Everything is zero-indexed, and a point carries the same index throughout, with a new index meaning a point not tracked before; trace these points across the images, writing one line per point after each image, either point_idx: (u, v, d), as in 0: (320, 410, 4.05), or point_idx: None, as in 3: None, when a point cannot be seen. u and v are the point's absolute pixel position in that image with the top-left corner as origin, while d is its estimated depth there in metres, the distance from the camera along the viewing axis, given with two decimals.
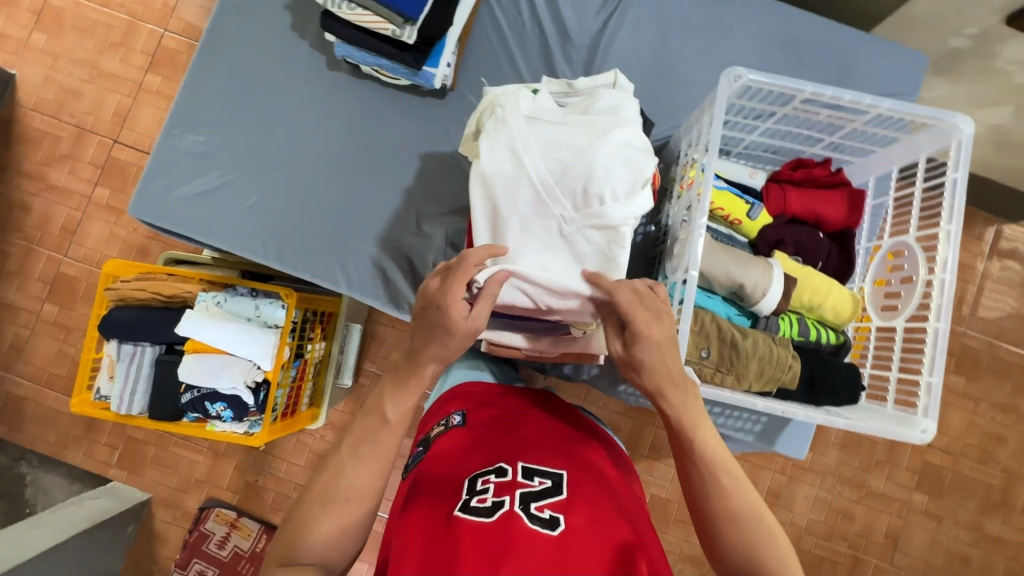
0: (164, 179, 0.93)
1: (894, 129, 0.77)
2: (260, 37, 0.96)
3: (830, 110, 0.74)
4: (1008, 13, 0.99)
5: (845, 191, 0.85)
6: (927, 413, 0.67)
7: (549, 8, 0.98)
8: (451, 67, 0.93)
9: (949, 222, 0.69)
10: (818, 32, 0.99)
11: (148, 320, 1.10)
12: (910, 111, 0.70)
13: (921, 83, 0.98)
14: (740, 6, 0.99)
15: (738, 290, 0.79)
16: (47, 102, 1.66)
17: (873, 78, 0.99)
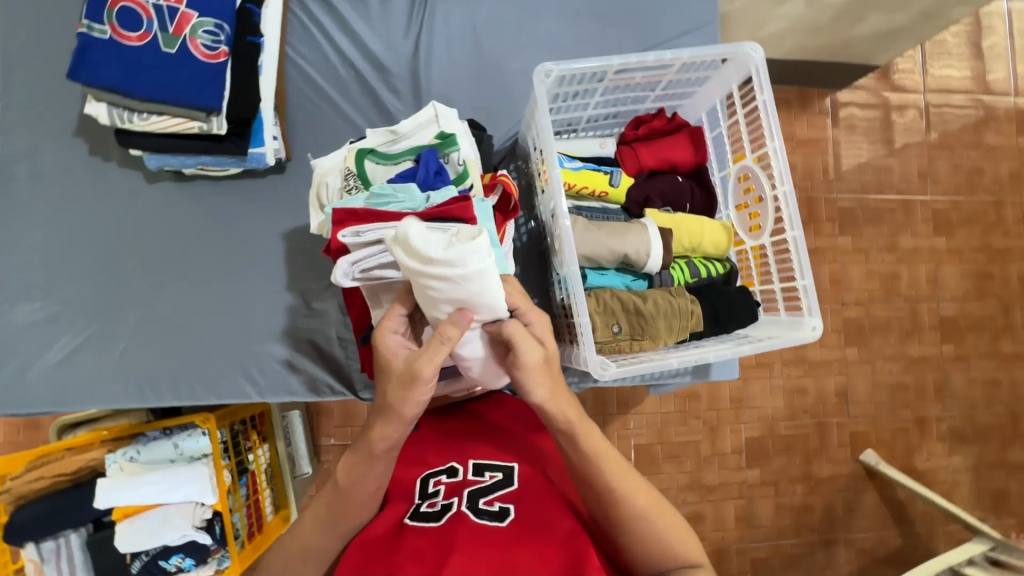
0: (13, 362, 0.83)
1: (704, 70, 0.82)
2: (60, 176, 0.87)
3: (644, 71, 0.78)
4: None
5: (685, 132, 0.90)
6: (812, 312, 0.73)
7: (355, 47, 0.95)
8: (279, 139, 0.89)
9: (772, 139, 0.75)
10: None
11: (61, 506, 0.99)
12: (707, 52, 0.75)
13: (718, 7, 1.05)
14: None
15: (625, 259, 0.83)
16: None
17: (677, 16, 1.04)
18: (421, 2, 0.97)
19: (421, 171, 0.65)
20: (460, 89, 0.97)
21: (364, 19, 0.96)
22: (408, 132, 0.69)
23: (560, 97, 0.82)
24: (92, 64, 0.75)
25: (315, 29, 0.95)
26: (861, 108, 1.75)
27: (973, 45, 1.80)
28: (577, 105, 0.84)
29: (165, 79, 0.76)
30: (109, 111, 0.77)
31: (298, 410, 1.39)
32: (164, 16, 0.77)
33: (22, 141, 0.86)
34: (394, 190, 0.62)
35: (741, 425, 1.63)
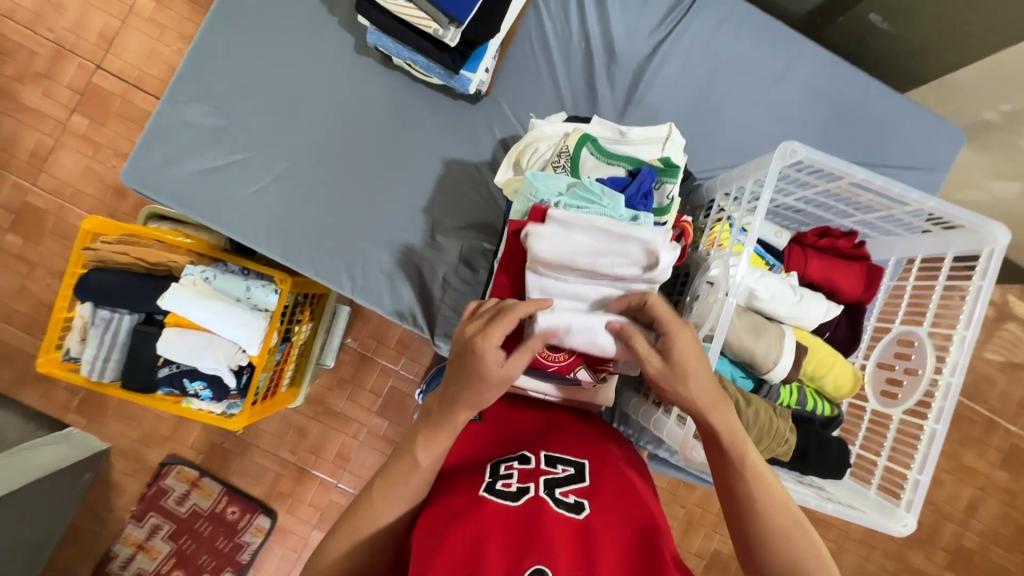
0: (165, 149, 0.86)
1: (927, 221, 0.77)
2: (286, 5, 0.88)
3: (874, 195, 0.73)
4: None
5: (863, 266, 0.85)
6: (910, 508, 0.68)
7: (599, 20, 0.92)
8: (489, 73, 0.88)
9: (965, 327, 0.70)
10: (864, 91, 0.97)
11: (128, 286, 1.03)
12: (950, 211, 0.70)
13: (954, 161, 0.98)
14: (791, 52, 0.96)
15: (748, 358, 0.79)
16: (24, 11, 1.52)
17: (911, 150, 0.98)
18: (679, 12, 0.94)
19: (632, 186, 0.64)
20: (671, 112, 0.93)
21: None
22: (637, 142, 0.69)
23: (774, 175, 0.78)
24: None
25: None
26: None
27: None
28: (784, 189, 0.81)
29: None
30: None
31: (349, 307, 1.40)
32: None
33: None
34: (602, 193, 0.63)
35: None
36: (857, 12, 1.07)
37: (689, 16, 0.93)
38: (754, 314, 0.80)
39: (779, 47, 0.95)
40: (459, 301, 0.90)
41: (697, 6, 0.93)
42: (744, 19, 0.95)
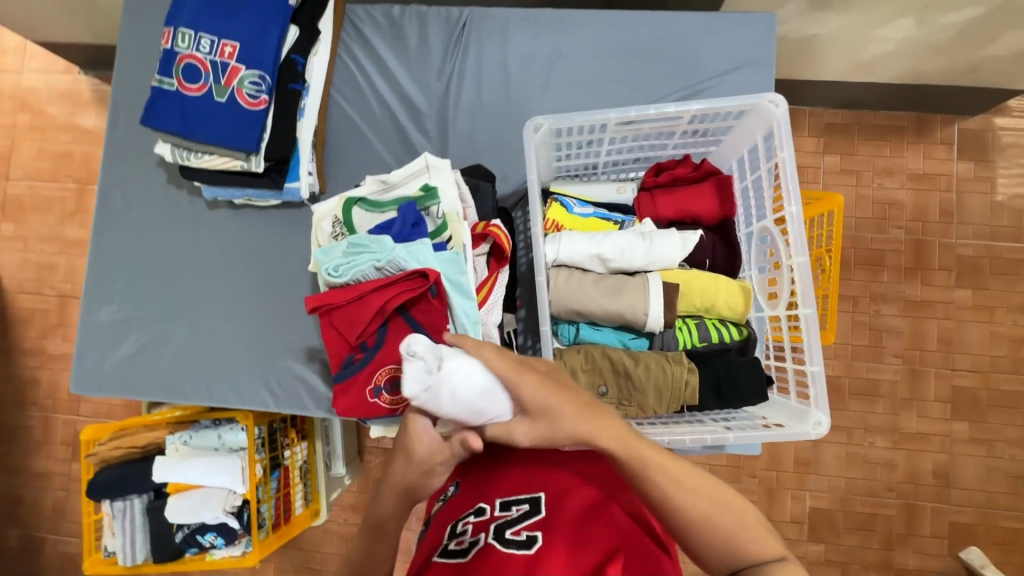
0: (93, 354, 1.00)
1: (725, 119, 0.76)
2: (143, 200, 1.03)
3: (647, 123, 0.75)
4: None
5: (712, 182, 0.83)
6: (819, 407, 0.65)
7: (392, 87, 1.01)
8: (314, 175, 0.97)
9: (791, 204, 0.68)
10: (656, 25, 0.98)
11: (130, 474, 1.18)
12: (719, 105, 0.70)
13: (774, 43, 0.96)
14: (572, 26, 0.99)
15: (620, 319, 0.78)
16: (28, 282, 1.82)
17: (726, 53, 0.96)
18: (457, 44, 1.00)
19: (397, 224, 0.73)
20: (484, 132, 0.98)
21: (402, 62, 1.01)
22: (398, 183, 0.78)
23: (569, 146, 0.82)
24: (160, 112, 0.87)
25: (358, 73, 1.01)
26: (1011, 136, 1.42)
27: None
28: (589, 152, 0.84)
29: (214, 125, 0.86)
30: (172, 151, 0.90)
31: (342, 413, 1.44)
32: (217, 69, 0.86)
33: (120, 168, 1.03)
34: (368, 241, 0.70)
35: (806, 492, 1.34)
36: None
37: (465, 45, 1.00)
38: (610, 278, 0.80)
39: (558, 27, 0.99)
40: None
41: (469, 32, 1.00)
42: (516, 21, 0.99)
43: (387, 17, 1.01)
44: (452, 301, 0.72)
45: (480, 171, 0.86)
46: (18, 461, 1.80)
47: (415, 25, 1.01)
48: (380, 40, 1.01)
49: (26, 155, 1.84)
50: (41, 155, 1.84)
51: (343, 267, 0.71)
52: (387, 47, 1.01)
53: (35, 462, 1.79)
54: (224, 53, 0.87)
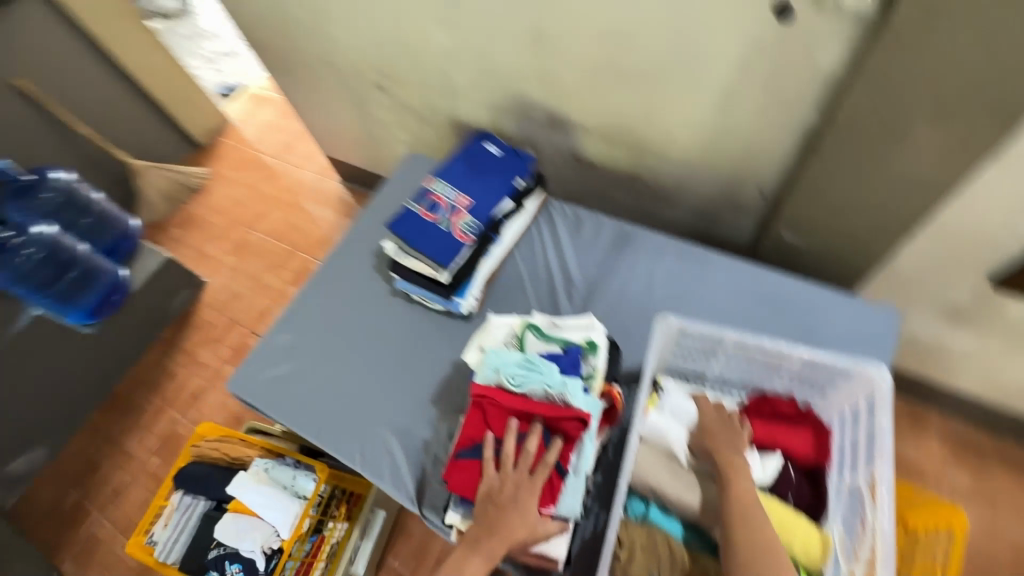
0: (258, 363, 1.26)
1: (830, 374, 0.90)
2: (356, 270, 1.36)
3: (763, 352, 0.90)
4: (989, 274, 1.13)
5: (810, 428, 0.90)
6: None
7: (558, 259, 1.28)
8: (476, 299, 1.23)
9: (882, 463, 0.77)
10: (785, 286, 1.15)
11: (209, 476, 1.32)
12: (830, 357, 0.85)
13: (894, 336, 1.07)
14: (714, 264, 1.20)
15: (689, 516, 0.85)
16: (219, 301, 2.35)
17: (846, 329, 1.09)
18: (618, 247, 1.26)
19: (563, 360, 0.95)
20: (620, 315, 1.17)
21: (572, 245, 1.29)
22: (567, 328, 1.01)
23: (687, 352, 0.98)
24: (401, 222, 1.21)
25: (538, 242, 1.31)
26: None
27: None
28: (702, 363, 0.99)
29: (431, 242, 1.18)
30: (394, 248, 1.23)
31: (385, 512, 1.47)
32: (451, 210, 1.20)
33: (347, 246, 1.40)
34: (542, 365, 0.93)
35: None
36: (773, 232, 1.31)
37: (625, 250, 1.25)
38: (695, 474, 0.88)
39: (701, 261, 1.21)
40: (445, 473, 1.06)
41: (631, 242, 1.25)
42: (670, 246, 1.24)
43: (574, 213, 1.33)
44: (581, 443, 0.88)
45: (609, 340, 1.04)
46: (119, 434, 2.13)
47: (592, 225, 1.30)
48: (562, 226, 1.31)
49: (273, 218, 2.53)
50: (282, 222, 2.51)
51: (519, 376, 0.93)
52: (566, 232, 1.31)
53: (128, 442, 2.10)
54: (461, 202, 1.21)
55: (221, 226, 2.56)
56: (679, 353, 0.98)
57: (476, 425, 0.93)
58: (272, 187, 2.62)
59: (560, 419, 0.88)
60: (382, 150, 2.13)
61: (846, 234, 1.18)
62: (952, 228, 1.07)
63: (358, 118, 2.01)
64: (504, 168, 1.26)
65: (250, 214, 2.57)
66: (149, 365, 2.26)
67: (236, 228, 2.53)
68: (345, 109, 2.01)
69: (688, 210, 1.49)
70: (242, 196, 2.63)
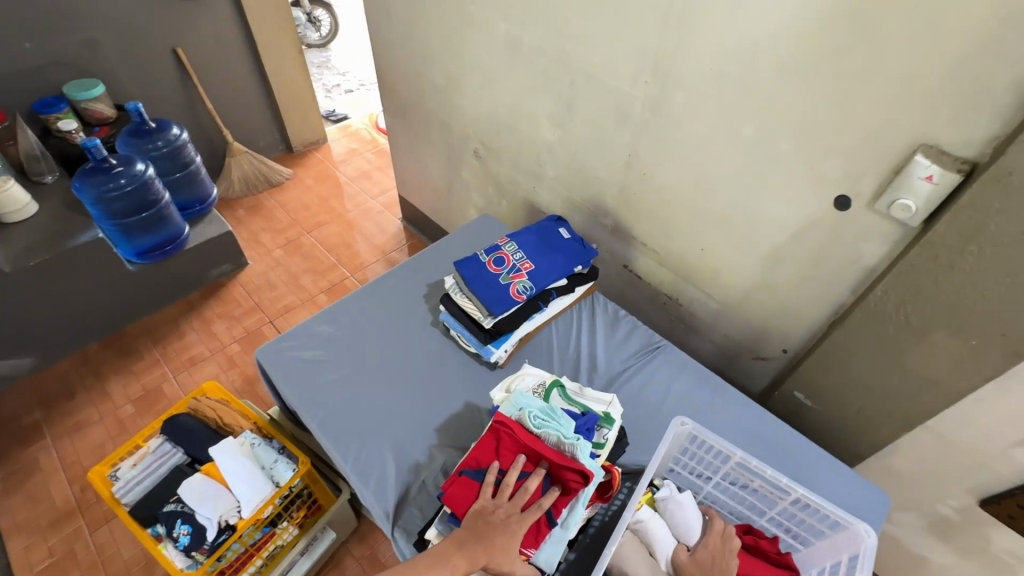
0: (293, 342, 1.35)
1: (820, 522, 0.93)
2: (408, 294, 1.48)
3: (763, 480, 0.96)
4: (981, 495, 1.20)
5: (789, 573, 0.92)
6: None
7: (588, 345, 1.38)
8: (507, 352, 1.31)
9: None
10: (790, 437, 1.22)
11: (196, 432, 1.36)
12: (822, 504, 0.89)
13: (881, 520, 1.10)
14: (729, 396, 1.28)
15: None
16: (252, 284, 2.46)
17: (837, 498, 1.13)
18: (645, 353, 1.36)
19: (581, 421, 1.02)
20: (634, 413, 1.24)
21: (605, 338, 1.39)
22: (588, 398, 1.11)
23: (690, 458, 1.04)
24: (467, 264, 1.34)
25: (574, 325, 1.43)
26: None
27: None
28: (701, 474, 1.04)
29: (487, 289, 1.29)
30: (452, 284, 1.35)
31: (334, 535, 1.46)
32: (514, 269, 1.33)
33: (406, 271, 1.54)
34: (560, 418, 1.00)
35: None
36: (786, 389, 1.40)
37: (651, 358, 1.35)
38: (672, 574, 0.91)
39: (719, 390, 1.29)
40: (428, 501, 1.09)
41: (658, 353, 1.36)
42: (693, 368, 1.33)
43: (614, 312, 1.45)
44: (573, 506, 0.93)
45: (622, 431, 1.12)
46: (105, 372, 2.11)
47: (627, 327, 1.42)
48: (600, 319, 1.44)
49: (330, 231, 2.71)
50: (337, 236, 2.68)
51: (539, 419, 0.99)
52: (603, 325, 1.42)
53: (111, 381, 2.08)
54: (524, 266, 1.34)
55: (282, 221, 2.75)
56: (685, 454, 1.03)
57: (487, 452, 0.99)
58: (340, 204, 2.84)
59: (565, 468, 0.93)
60: (453, 206, 2.34)
61: (853, 411, 1.27)
62: (952, 434, 1.16)
63: (444, 173, 2.25)
64: (571, 253, 1.40)
65: (311, 220, 2.76)
66: (163, 317, 2.30)
67: (294, 228, 2.71)
68: (437, 162, 2.26)
69: (715, 348, 1.61)
70: (310, 203, 2.84)
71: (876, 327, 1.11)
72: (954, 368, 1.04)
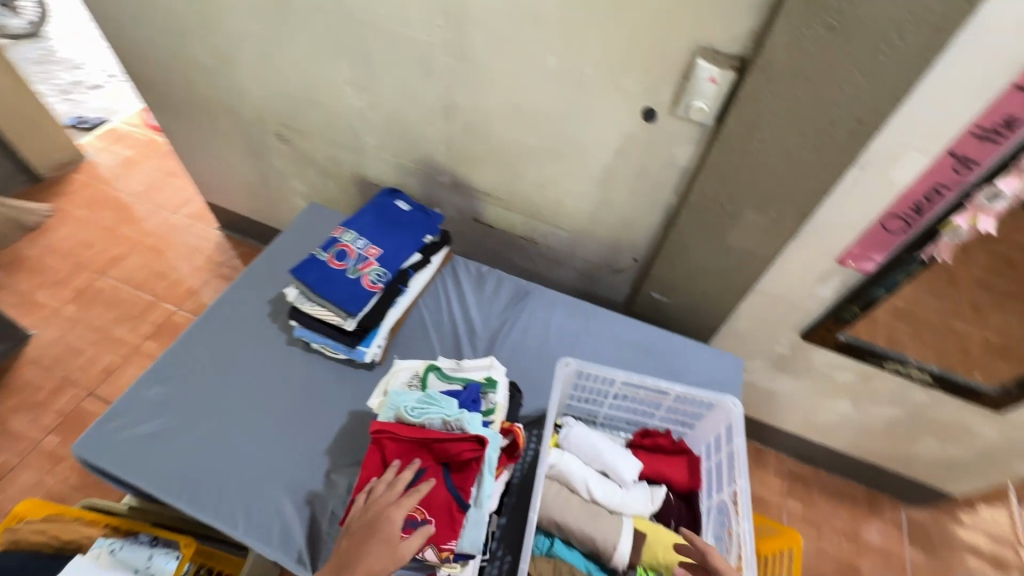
0: (120, 420, 1.11)
1: (696, 405, 1.07)
2: (246, 319, 1.29)
3: (644, 389, 1.06)
4: (801, 330, 1.46)
5: (685, 457, 1.04)
6: None
7: (462, 311, 1.35)
8: (381, 347, 1.23)
9: (740, 479, 0.92)
10: (657, 336, 1.35)
11: (27, 564, 1.06)
12: (695, 392, 1.02)
13: (740, 378, 1.29)
14: (600, 317, 1.37)
15: (594, 547, 0.92)
16: (47, 357, 1.97)
17: (705, 374, 1.30)
18: (517, 301, 1.37)
19: (463, 395, 1.02)
20: (522, 363, 1.26)
21: (475, 299, 1.37)
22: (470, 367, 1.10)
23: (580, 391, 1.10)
24: (305, 269, 1.20)
25: (443, 297, 1.37)
26: (903, 523, 1.82)
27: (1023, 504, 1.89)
28: (594, 401, 1.11)
29: (337, 289, 1.17)
30: (296, 294, 1.21)
31: None
32: (359, 259, 1.22)
33: (239, 293, 1.33)
34: (441, 399, 1.00)
35: None
36: (644, 293, 1.51)
37: (524, 304, 1.36)
38: (592, 502, 0.96)
39: (590, 314, 1.37)
40: None
41: (529, 298, 1.38)
42: (563, 302, 1.38)
43: (477, 271, 1.43)
44: (482, 476, 0.92)
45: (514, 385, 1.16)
46: None
47: (493, 281, 1.41)
48: (466, 281, 1.40)
49: (132, 264, 2.24)
50: (143, 268, 2.24)
51: (419, 409, 0.97)
52: (470, 288, 1.39)
53: None
54: (370, 251, 1.23)
55: (60, 269, 2.20)
56: (573, 390, 1.09)
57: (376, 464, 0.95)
58: (133, 229, 2.35)
59: (455, 444, 0.91)
60: (276, 201, 2.08)
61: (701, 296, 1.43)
62: (773, 290, 1.38)
63: (251, 165, 1.95)
64: (416, 224, 1.33)
65: (100, 258, 2.25)
66: None
67: (81, 273, 2.19)
68: (236, 155, 1.94)
69: (577, 275, 1.68)
70: (91, 238, 2.30)
71: (700, 220, 1.24)
72: (762, 238, 1.21)
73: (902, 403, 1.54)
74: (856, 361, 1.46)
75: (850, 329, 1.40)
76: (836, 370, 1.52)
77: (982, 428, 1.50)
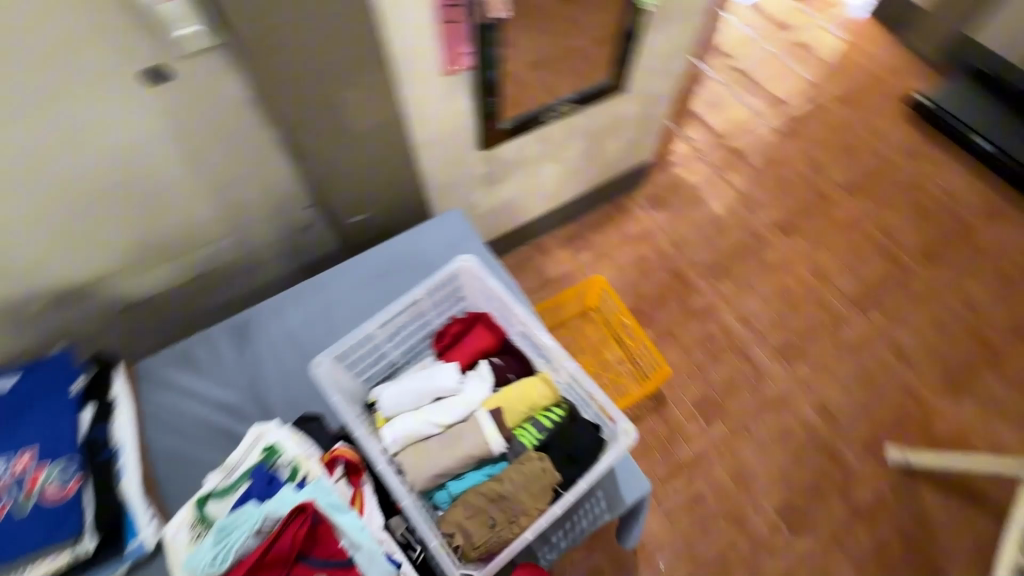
0: None
1: (446, 289, 1.38)
2: None
3: (399, 313, 1.30)
4: (475, 144, 1.56)
5: (478, 322, 1.34)
6: (620, 420, 1.13)
7: (208, 404, 1.27)
8: (153, 522, 1.08)
9: (516, 307, 1.28)
10: (383, 251, 1.46)
11: None
12: (435, 281, 1.31)
13: (467, 229, 1.50)
14: (329, 282, 1.42)
15: (477, 458, 1.13)
16: None
17: (439, 247, 1.46)
18: (245, 340, 1.34)
19: (255, 489, 1.05)
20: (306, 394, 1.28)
21: (201, 380, 1.29)
22: (240, 462, 1.11)
23: (360, 360, 1.31)
24: None
25: (180, 399, 1.26)
26: (642, 206, 2.44)
27: (687, 132, 2.68)
28: (381, 354, 1.34)
29: (25, 536, 0.97)
30: None
31: None
32: (17, 485, 1.00)
33: None
34: (234, 519, 0.98)
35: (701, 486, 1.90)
36: (347, 224, 1.42)
37: (254, 334, 1.35)
38: (441, 429, 1.16)
39: (313, 292, 1.41)
40: None
41: (253, 324, 1.36)
42: (287, 301, 1.40)
43: (182, 354, 1.32)
44: (336, 520, 1.00)
45: (304, 415, 1.22)
46: None
47: (202, 351, 1.32)
48: (180, 373, 1.29)
49: None
50: None
51: (221, 551, 0.96)
52: (194, 376, 1.29)
53: None
54: (22, 467, 1.02)
55: None
56: (344, 372, 1.27)
57: None
58: None
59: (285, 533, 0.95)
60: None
61: (388, 189, 1.41)
62: (428, 136, 1.41)
63: None
64: (47, 388, 1.12)
65: None
66: None
67: None
68: None
69: (292, 258, 1.66)
70: None
71: (306, 137, 1.14)
72: (371, 110, 1.17)
73: (577, 134, 1.82)
74: (523, 134, 1.62)
75: (503, 116, 1.51)
76: (520, 150, 1.70)
77: (625, 112, 1.87)
